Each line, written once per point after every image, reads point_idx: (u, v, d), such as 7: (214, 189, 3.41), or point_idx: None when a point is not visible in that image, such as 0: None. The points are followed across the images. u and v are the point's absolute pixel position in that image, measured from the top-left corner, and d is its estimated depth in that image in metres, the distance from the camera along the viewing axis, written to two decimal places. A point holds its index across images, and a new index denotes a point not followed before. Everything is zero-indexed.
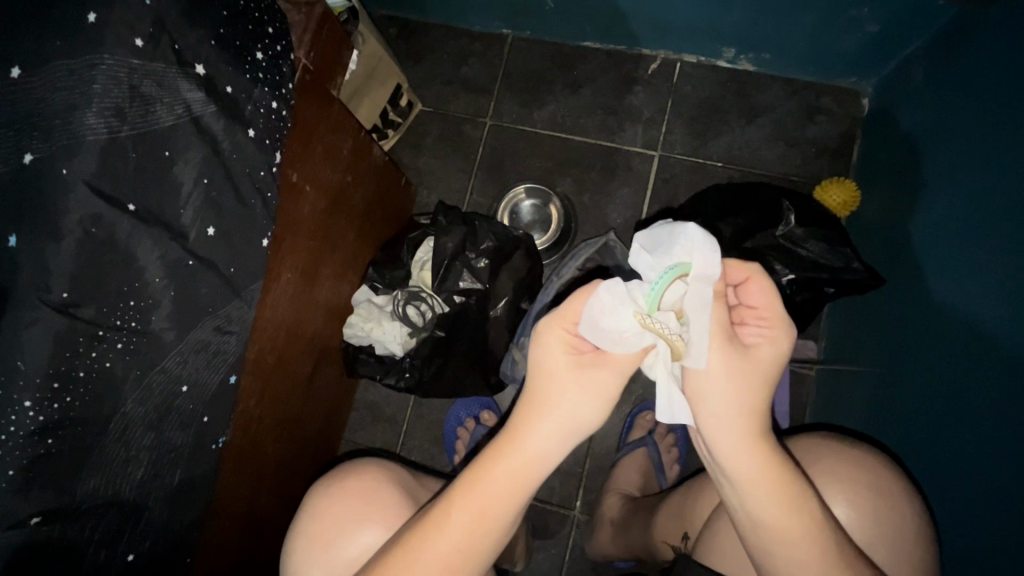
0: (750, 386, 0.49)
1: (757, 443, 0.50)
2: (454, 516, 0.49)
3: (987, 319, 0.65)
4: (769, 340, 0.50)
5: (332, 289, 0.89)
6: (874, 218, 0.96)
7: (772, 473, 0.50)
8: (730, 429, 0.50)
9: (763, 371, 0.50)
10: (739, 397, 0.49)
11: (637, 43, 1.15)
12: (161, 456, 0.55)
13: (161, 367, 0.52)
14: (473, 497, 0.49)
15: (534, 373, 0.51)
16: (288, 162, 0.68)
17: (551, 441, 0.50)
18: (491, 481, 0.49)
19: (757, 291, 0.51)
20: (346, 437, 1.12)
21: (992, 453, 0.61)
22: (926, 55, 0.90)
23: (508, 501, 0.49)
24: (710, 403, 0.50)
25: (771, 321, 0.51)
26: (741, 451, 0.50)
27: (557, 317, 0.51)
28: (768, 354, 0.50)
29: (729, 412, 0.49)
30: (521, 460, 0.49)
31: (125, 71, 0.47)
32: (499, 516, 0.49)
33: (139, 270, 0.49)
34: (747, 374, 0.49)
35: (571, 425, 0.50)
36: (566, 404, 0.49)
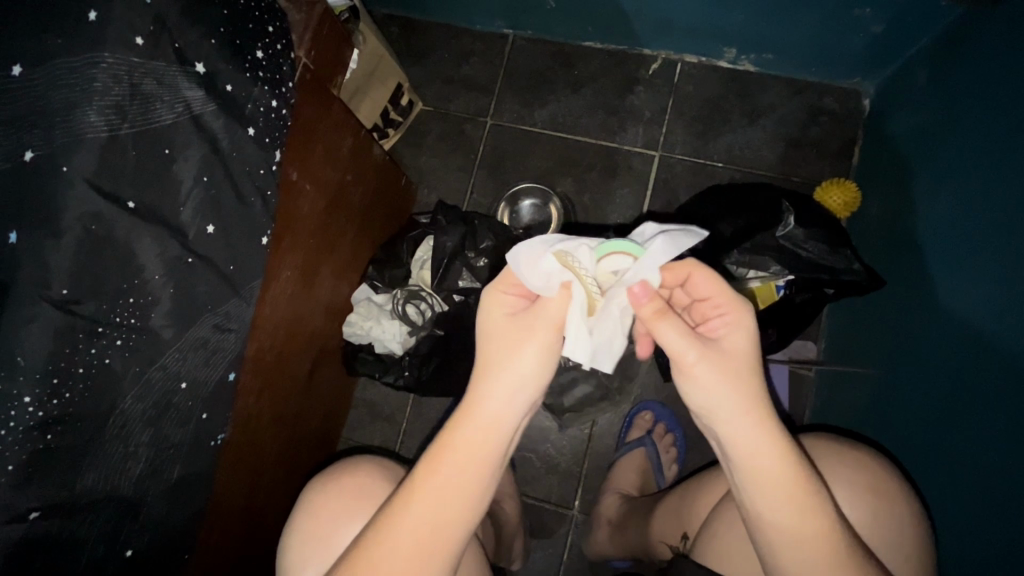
0: (740, 380, 0.50)
1: (764, 439, 0.50)
2: (421, 490, 0.49)
3: (988, 322, 0.65)
4: (737, 326, 0.52)
5: (332, 287, 0.89)
6: (874, 220, 0.96)
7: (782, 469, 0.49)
8: (735, 428, 0.50)
9: (744, 362, 0.51)
10: (733, 393, 0.50)
11: (639, 43, 1.15)
12: (160, 451, 0.56)
13: (159, 363, 0.53)
14: (439, 471, 0.49)
15: (483, 340, 0.53)
16: (288, 161, 0.68)
17: (503, 403, 0.50)
18: (454, 452, 0.50)
19: (702, 284, 0.54)
20: (345, 435, 1.13)
21: (991, 455, 0.61)
22: (928, 56, 0.89)
23: (473, 470, 0.50)
24: (709, 404, 0.51)
25: (726, 309, 0.52)
26: (749, 449, 0.50)
27: (498, 282, 0.54)
28: (742, 343, 0.51)
29: (727, 409, 0.50)
30: (478, 427, 0.50)
31: (125, 69, 0.47)
32: (467, 488, 0.50)
33: (138, 267, 0.50)
34: (733, 368, 0.50)
35: (519, 383, 0.51)
36: (513, 363, 0.51)
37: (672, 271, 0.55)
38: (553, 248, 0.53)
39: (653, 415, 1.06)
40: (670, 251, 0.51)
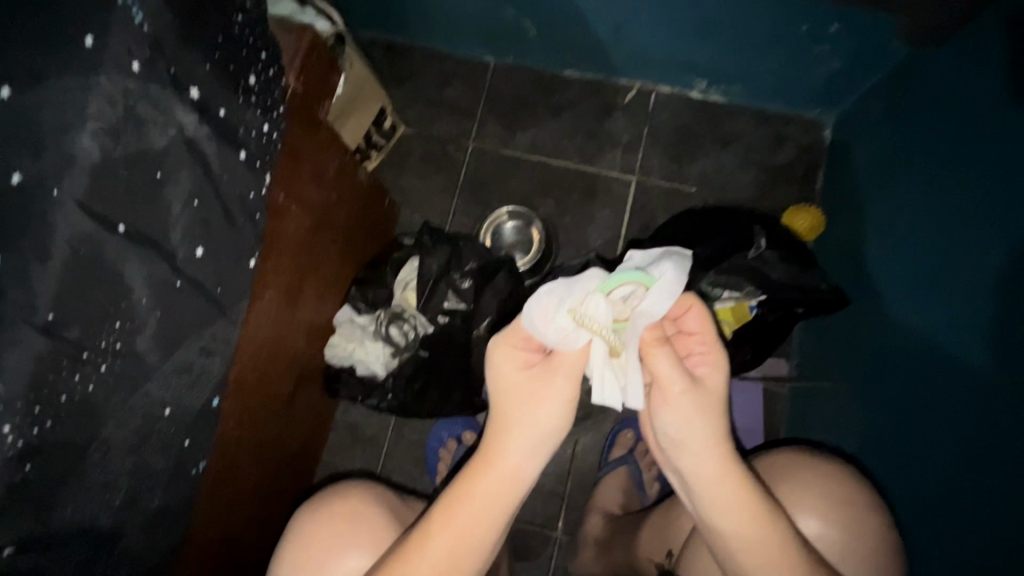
0: (710, 415, 0.53)
1: (727, 468, 0.54)
2: (434, 538, 0.52)
3: (943, 340, 0.70)
4: (714, 366, 0.55)
5: (315, 308, 0.88)
6: (838, 242, 1.01)
7: (743, 496, 0.53)
8: (698, 457, 0.54)
9: (714, 399, 0.54)
10: (702, 428, 0.53)
11: (615, 72, 1.20)
12: (140, 480, 0.54)
13: (143, 389, 0.52)
14: (451, 520, 0.52)
15: (496, 397, 0.55)
16: (276, 183, 0.68)
17: (521, 457, 0.53)
18: (468, 504, 0.53)
19: (694, 320, 0.55)
20: (325, 459, 1.10)
21: (955, 466, 0.65)
22: (882, 91, 0.96)
23: (487, 521, 0.53)
24: (677, 435, 0.54)
25: (709, 347, 0.55)
26: (712, 476, 0.54)
27: (506, 336, 0.54)
28: (714, 381, 0.54)
29: (693, 443, 0.54)
30: (493, 480, 0.53)
31: (120, 93, 0.46)
32: (480, 537, 0.53)
33: (125, 290, 0.49)
34: (703, 405, 0.53)
35: (537, 439, 0.53)
36: (531, 418, 0.53)
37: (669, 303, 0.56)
38: (567, 303, 0.52)
39: (636, 434, 1.06)
40: (675, 289, 0.52)
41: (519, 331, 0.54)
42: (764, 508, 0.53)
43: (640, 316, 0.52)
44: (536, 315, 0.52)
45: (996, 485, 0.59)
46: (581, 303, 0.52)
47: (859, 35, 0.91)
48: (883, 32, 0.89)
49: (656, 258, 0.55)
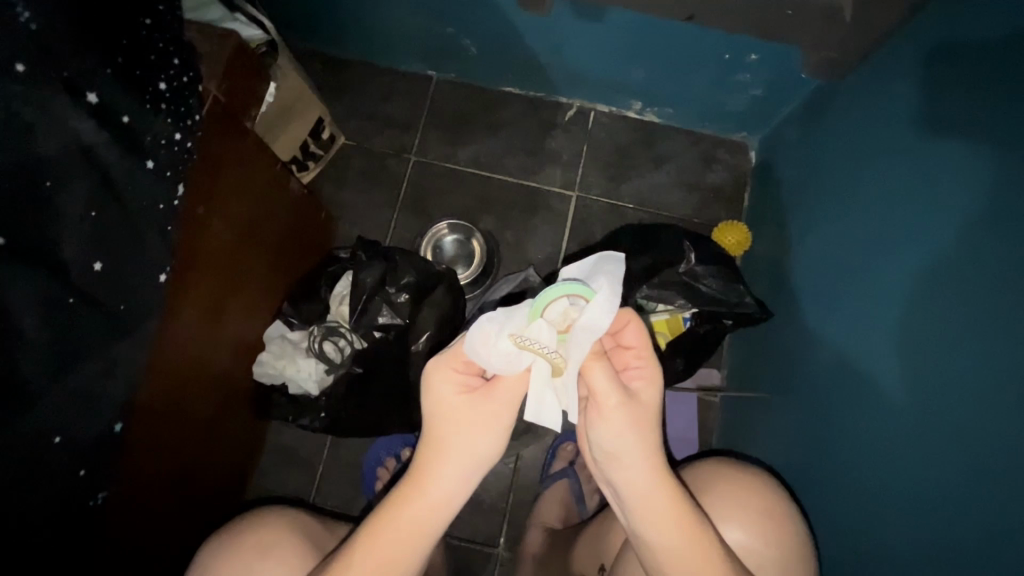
0: (644, 429, 0.54)
1: (658, 480, 0.54)
2: (356, 565, 0.51)
3: (856, 351, 0.75)
4: (649, 380, 0.55)
5: (241, 325, 0.84)
6: (762, 258, 1.07)
7: (673, 508, 0.54)
8: (631, 470, 0.54)
9: (649, 413, 0.54)
10: (637, 441, 0.53)
11: (555, 91, 1.23)
12: (27, 516, 0.49)
13: (29, 417, 0.47)
14: (375, 548, 0.51)
15: (431, 419, 0.53)
16: (194, 195, 0.65)
17: (452, 482, 0.52)
18: (394, 530, 0.52)
19: (631, 335, 0.56)
20: (255, 484, 1.05)
21: (870, 470, 0.69)
22: (798, 117, 1.03)
23: (414, 546, 0.52)
24: (612, 448, 0.54)
25: (645, 361, 0.56)
26: (643, 489, 0.54)
27: (448, 357, 0.54)
28: (649, 395, 0.55)
29: (627, 457, 0.53)
30: (422, 505, 0.52)
31: (3, 98, 0.43)
32: (405, 563, 0.52)
33: (8, 309, 0.45)
34: (638, 419, 0.53)
35: (471, 465, 0.53)
36: (465, 443, 0.52)
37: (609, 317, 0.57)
38: (508, 326, 0.53)
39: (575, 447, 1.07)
40: (613, 298, 0.53)
41: (462, 354, 0.54)
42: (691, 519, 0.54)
43: (579, 329, 0.52)
44: (477, 341, 0.53)
45: (903, 486, 0.63)
46: (522, 326, 0.53)
47: (774, 65, 0.98)
48: (795, 63, 0.96)
49: (591, 268, 0.56)
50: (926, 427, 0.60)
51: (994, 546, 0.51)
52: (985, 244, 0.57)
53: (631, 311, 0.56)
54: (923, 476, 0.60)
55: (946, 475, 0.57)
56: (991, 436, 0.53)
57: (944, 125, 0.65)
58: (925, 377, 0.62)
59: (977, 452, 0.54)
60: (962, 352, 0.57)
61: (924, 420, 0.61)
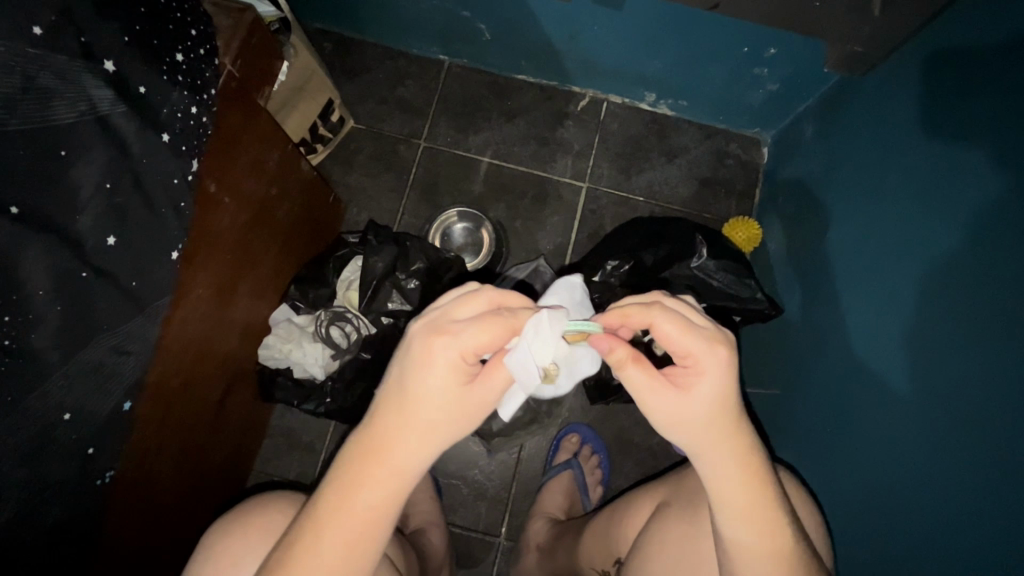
0: (711, 427, 0.52)
1: (743, 475, 0.52)
2: (325, 536, 0.47)
3: (863, 349, 0.74)
4: (700, 375, 0.51)
5: (249, 306, 0.83)
6: (773, 255, 1.06)
7: (758, 505, 0.53)
8: (706, 467, 0.53)
9: (711, 410, 0.51)
10: (706, 438, 0.52)
11: (568, 80, 1.22)
12: (36, 491, 0.48)
13: (40, 391, 0.46)
14: (343, 522, 0.48)
15: (405, 388, 0.50)
16: (207, 171, 0.64)
17: (418, 452, 0.49)
18: (362, 503, 0.48)
19: (668, 329, 0.52)
20: (257, 468, 1.04)
21: (874, 469, 0.68)
22: (815, 113, 1.02)
23: (379, 517, 0.49)
24: (684, 446, 0.53)
25: (698, 354, 0.51)
26: (725, 488, 0.52)
27: (443, 332, 0.49)
28: (707, 390, 0.51)
29: (702, 456, 0.53)
30: (388, 474, 0.49)
31: (18, 60, 0.42)
32: (370, 536, 0.49)
33: (21, 281, 0.43)
34: (696, 418, 0.51)
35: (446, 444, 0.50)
36: (447, 422, 0.49)
37: (630, 317, 0.52)
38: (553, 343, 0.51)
39: (580, 438, 1.08)
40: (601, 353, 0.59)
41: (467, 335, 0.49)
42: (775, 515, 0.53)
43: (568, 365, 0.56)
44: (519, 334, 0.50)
45: (907, 485, 0.63)
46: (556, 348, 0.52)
47: (793, 60, 0.97)
48: (815, 59, 0.95)
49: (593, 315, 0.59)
50: (932, 425, 0.60)
51: (997, 546, 0.51)
52: (997, 244, 0.57)
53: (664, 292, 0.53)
54: (925, 474, 0.60)
55: (952, 477, 0.57)
56: (995, 437, 0.53)
57: (956, 127, 0.66)
58: (933, 376, 0.61)
59: (982, 452, 0.54)
60: (969, 349, 0.57)
61: (928, 414, 0.61)
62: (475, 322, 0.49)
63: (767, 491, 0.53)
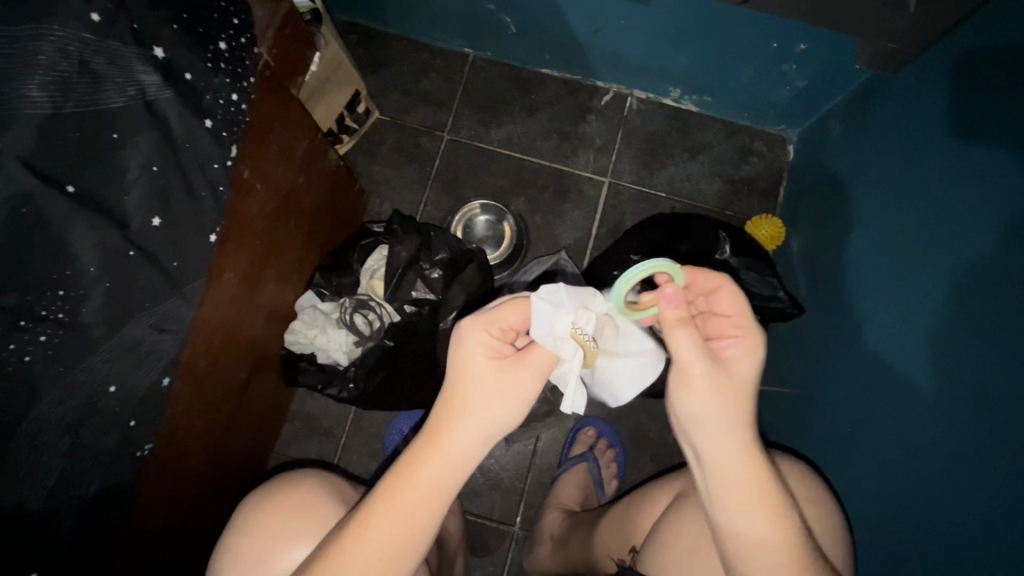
0: (733, 398, 0.54)
1: (761, 457, 0.54)
2: (376, 522, 0.49)
3: (886, 350, 0.74)
4: (744, 351, 0.56)
5: (276, 292, 0.85)
6: (796, 254, 1.06)
7: (774, 489, 0.53)
8: (728, 443, 0.53)
9: (747, 384, 0.55)
10: (740, 412, 0.54)
11: (592, 74, 1.22)
12: (78, 460, 0.50)
13: (86, 364, 0.48)
14: (392, 507, 0.49)
15: (452, 377, 0.52)
16: (242, 157, 0.65)
17: (469, 441, 0.51)
18: (410, 490, 0.49)
19: (728, 302, 0.58)
20: (278, 450, 1.07)
21: (896, 470, 0.68)
22: (843, 110, 1.01)
23: (430, 505, 0.50)
24: (715, 418, 0.53)
25: (747, 332, 0.57)
26: (747, 464, 0.53)
27: (482, 321, 0.53)
28: (750, 365, 0.56)
29: (733, 428, 0.53)
30: (438, 462, 0.50)
31: (75, 45, 0.44)
32: (421, 524, 0.49)
33: (72, 257, 0.46)
34: (738, 387, 0.54)
35: (489, 430, 0.51)
36: (489, 405, 0.51)
37: (699, 280, 0.59)
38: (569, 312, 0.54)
39: (596, 432, 1.09)
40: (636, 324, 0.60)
41: (498, 319, 0.53)
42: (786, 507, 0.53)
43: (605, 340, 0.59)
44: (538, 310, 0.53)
45: (927, 483, 0.62)
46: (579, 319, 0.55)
47: (823, 56, 0.96)
48: (845, 55, 0.93)
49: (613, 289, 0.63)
50: (957, 425, 0.60)
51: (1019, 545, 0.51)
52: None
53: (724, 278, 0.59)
54: (947, 474, 0.60)
55: (977, 478, 0.56)
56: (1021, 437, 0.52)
57: (988, 126, 0.65)
58: (958, 376, 0.61)
59: (1007, 452, 0.54)
60: (993, 349, 0.57)
61: (951, 415, 0.61)
62: (503, 305, 0.54)
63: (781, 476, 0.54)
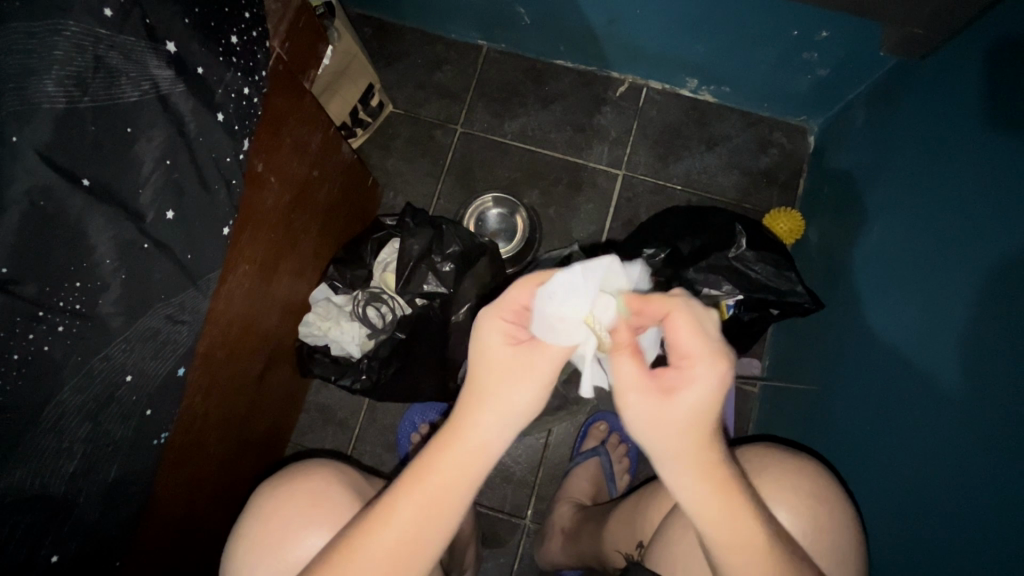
0: (673, 433, 0.49)
1: (710, 489, 0.50)
2: (401, 508, 0.49)
3: (909, 348, 0.71)
4: (688, 380, 0.49)
5: (291, 284, 0.86)
6: (816, 248, 1.03)
7: (724, 516, 0.50)
8: (672, 475, 0.50)
9: (694, 416, 0.49)
10: (676, 445, 0.49)
11: (607, 65, 1.20)
12: (96, 448, 0.52)
13: (104, 353, 0.50)
14: (419, 490, 0.49)
15: (473, 369, 0.52)
16: (255, 152, 0.66)
17: (492, 431, 0.50)
18: (439, 473, 0.50)
19: (681, 325, 0.50)
20: (294, 440, 1.09)
21: (916, 471, 0.66)
22: (867, 99, 0.98)
23: (456, 494, 0.50)
24: (654, 449, 0.50)
25: (699, 358, 0.49)
26: (689, 496, 0.50)
27: (495, 307, 0.53)
28: (694, 397, 0.48)
29: (672, 462, 0.50)
30: (462, 452, 0.50)
31: (90, 40, 0.45)
32: (444, 513, 0.50)
33: (89, 249, 0.47)
34: (673, 422, 0.49)
35: (514, 413, 0.51)
36: (513, 388, 0.51)
37: (649, 304, 0.53)
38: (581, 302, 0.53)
39: (608, 426, 1.08)
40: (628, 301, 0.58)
41: (507, 302, 0.53)
42: (744, 530, 0.50)
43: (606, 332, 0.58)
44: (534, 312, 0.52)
45: (948, 484, 0.61)
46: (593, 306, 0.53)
47: (847, 43, 0.93)
48: (869, 42, 0.90)
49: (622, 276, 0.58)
50: (983, 426, 0.58)
51: None
52: None
53: (675, 298, 0.51)
54: (970, 474, 0.58)
55: (998, 480, 0.55)
56: None
57: (1018, 114, 0.62)
58: (987, 376, 0.58)
59: None
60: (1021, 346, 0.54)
61: (978, 415, 0.58)
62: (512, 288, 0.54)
63: (735, 505, 0.50)
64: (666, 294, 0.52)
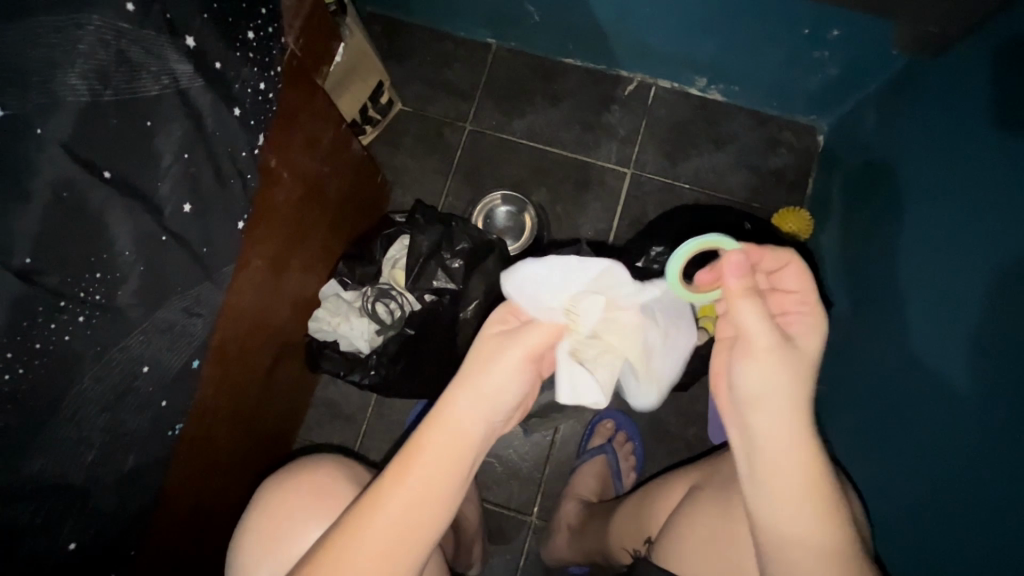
0: (797, 371, 0.53)
1: (811, 442, 0.52)
2: (386, 506, 0.49)
3: (918, 347, 0.71)
4: (813, 328, 0.55)
5: (302, 280, 0.87)
6: (825, 247, 1.03)
7: (806, 471, 0.51)
8: (777, 418, 0.52)
9: (812, 358, 0.54)
10: (802, 394, 0.52)
11: (616, 63, 1.20)
12: (114, 437, 0.53)
13: (123, 344, 0.50)
14: (404, 486, 0.50)
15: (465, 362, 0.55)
16: (270, 147, 0.67)
17: (476, 424, 0.52)
18: (424, 468, 0.50)
19: (791, 278, 0.57)
20: (302, 435, 1.09)
21: (924, 470, 0.66)
22: (877, 98, 0.98)
23: (439, 489, 0.50)
24: (767, 386, 0.53)
25: (813, 309, 0.56)
26: (789, 446, 0.52)
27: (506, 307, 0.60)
28: (815, 342, 0.55)
29: (785, 401, 0.52)
30: (450, 440, 0.51)
31: (113, 34, 0.46)
32: (431, 507, 0.50)
33: (109, 241, 0.47)
34: (801, 362, 0.53)
35: (495, 405, 0.53)
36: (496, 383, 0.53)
37: (764, 257, 0.58)
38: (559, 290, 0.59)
39: (615, 425, 1.09)
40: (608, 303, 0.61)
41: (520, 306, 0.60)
42: (832, 501, 0.52)
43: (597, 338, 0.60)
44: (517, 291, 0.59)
45: (957, 483, 0.60)
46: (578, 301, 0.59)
47: (857, 42, 0.93)
48: (881, 41, 0.90)
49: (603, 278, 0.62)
50: (991, 425, 0.58)
51: None
52: None
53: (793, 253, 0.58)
54: (974, 472, 0.59)
55: (1005, 477, 0.55)
56: None
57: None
58: (993, 373, 0.59)
59: None
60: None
61: (987, 414, 0.58)
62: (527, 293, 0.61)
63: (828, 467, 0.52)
64: (784, 248, 0.58)
